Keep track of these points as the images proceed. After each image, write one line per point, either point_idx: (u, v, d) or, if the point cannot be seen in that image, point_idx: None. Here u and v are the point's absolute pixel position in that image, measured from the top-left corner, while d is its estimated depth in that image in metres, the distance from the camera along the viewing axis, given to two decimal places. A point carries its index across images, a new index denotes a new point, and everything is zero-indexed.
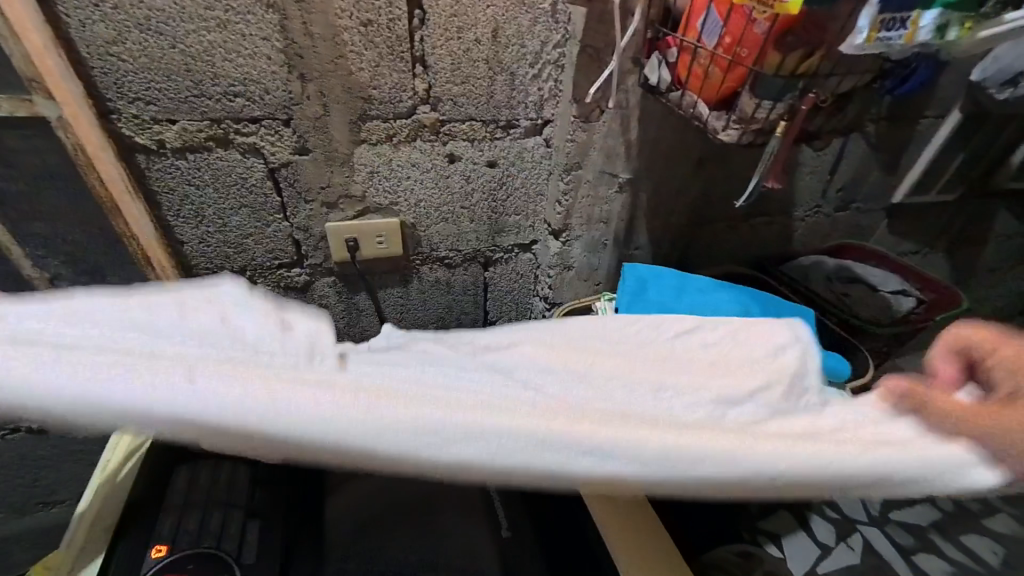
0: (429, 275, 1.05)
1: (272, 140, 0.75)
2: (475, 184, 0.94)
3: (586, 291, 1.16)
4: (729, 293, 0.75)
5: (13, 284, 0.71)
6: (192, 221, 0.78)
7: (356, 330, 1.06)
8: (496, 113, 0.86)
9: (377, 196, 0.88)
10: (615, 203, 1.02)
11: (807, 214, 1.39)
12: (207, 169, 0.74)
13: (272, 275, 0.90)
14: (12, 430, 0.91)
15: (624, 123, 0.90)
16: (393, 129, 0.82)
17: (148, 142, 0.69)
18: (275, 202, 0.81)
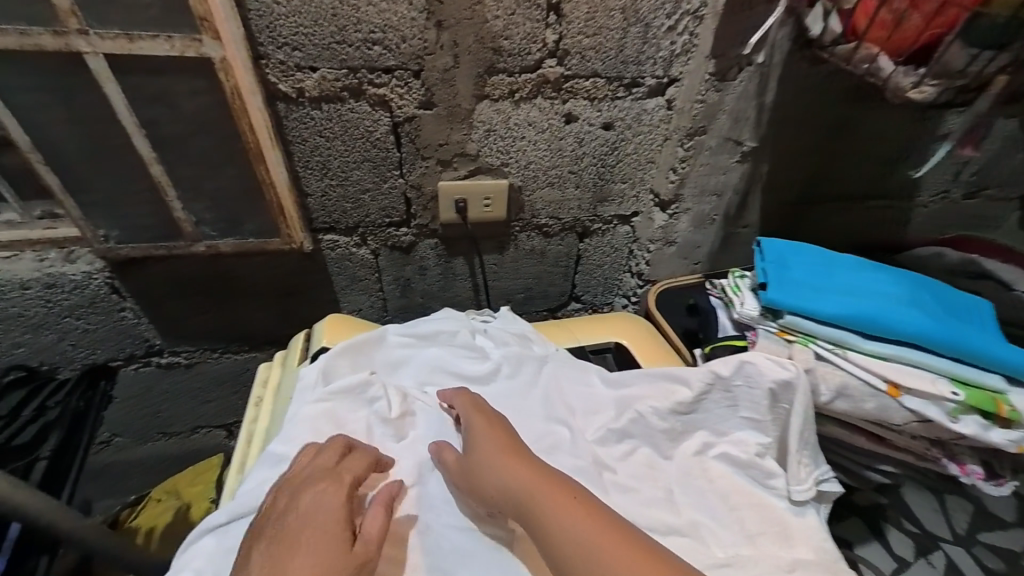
0: (525, 243, 1.02)
1: (401, 93, 0.74)
2: (587, 148, 0.90)
3: (684, 269, 1.10)
4: (887, 274, 0.66)
5: (164, 226, 0.75)
6: (317, 173, 0.79)
7: (449, 295, 1.06)
8: (622, 69, 0.81)
9: (490, 157, 0.86)
10: (732, 173, 0.95)
11: (933, 199, 1.16)
12: (338, 121, 0.74)
13: (381, 233, 0.91)
14: (143, 365, 0.98)
15: (762, 84, 0.82)
16: (516, 85, 0.78)
17: (290, 90, 0.69)
18: (395, 157, 0.81)
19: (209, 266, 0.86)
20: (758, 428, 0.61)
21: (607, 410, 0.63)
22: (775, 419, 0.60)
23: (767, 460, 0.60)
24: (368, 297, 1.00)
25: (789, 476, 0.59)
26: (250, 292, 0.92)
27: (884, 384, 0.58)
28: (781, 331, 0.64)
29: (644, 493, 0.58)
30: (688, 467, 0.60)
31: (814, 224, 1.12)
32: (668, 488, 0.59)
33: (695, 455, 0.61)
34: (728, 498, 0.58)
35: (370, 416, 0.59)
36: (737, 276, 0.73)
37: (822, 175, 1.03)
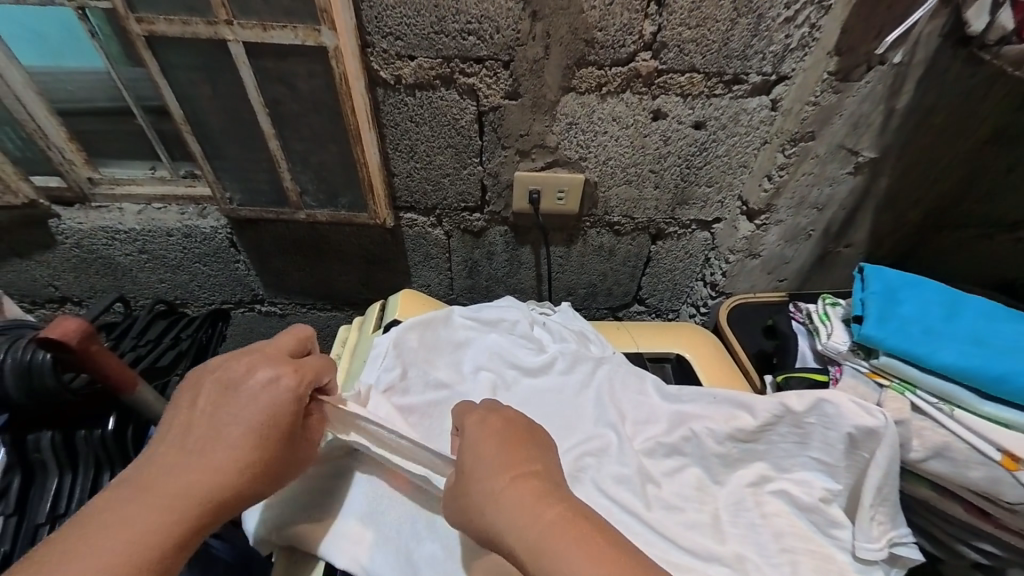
0: (594, 239, 1.01)
1: (488, 83, 0.76)
2: (672, 147, 0.85)
3: (766, 285, 1.01)
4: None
5: (276, 195, 0.87)
6: (404, 156, 0.84)
7: (513, 281, 1.08)
8: (724, 65, 0.75)
9: (569, 149, 0.85)
10: (841, 186, 0.84)
11: None
12: (428, 108, 0.78)
13: (455, 216, 0.95)
14: (249, 310, 1.15)
15: (894, 86, 0.72)
16: (605, 78, 0.76)
17: (389, 77, 0.74)
18: (476, 144, 0.83)
19: (308, 231, 0.97)
20: (828, 471, 0.56)
21: (658, 424, 0.62)
22: (850, 465, 0.55)
23: (831, 508, 0.55)
24: (438, 275, 1.06)
25: (858, 531, 0.53)
26: (338, 258, 1.02)
27: (997, 452, 0.49)
28: (874, 372, 0.57)
29: (687, 514, 0.56)
30: (739, 496, 0.57)
31: (939, 251, 0.96)
32: (715, 514, 0.56)
33: (749, 486, 0.58)
34: (783, 539, 0.54)
35: (433, 391, 0.65)
36: (828, 303, 0.66)
37: (959, 195, 0.88)
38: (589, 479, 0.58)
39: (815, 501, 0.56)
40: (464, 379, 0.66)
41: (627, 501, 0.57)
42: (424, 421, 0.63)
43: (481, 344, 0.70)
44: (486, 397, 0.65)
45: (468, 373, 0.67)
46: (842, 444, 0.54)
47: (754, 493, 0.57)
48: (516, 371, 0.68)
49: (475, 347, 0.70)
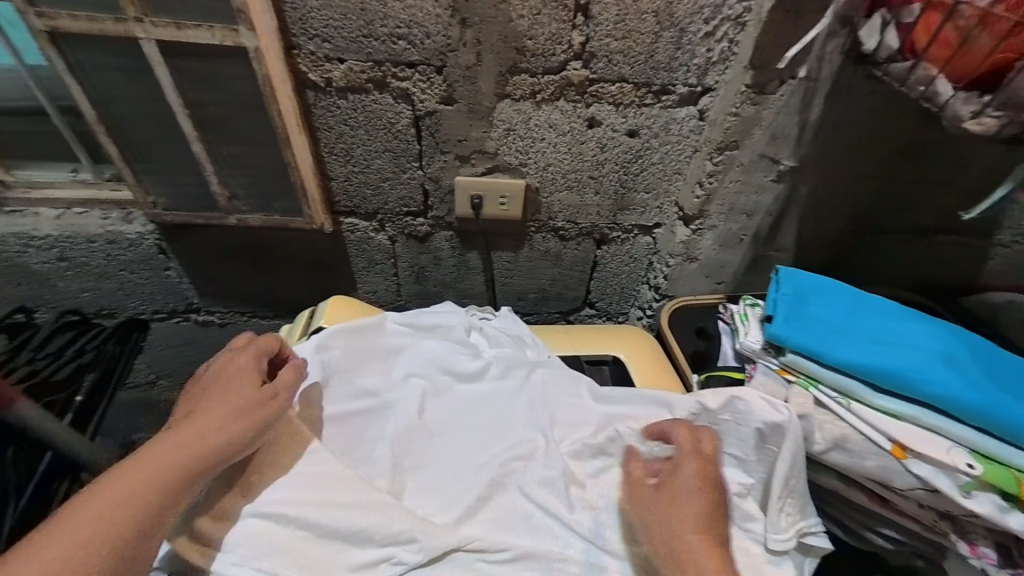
0: (541, 244, 1.02)
1: (423, 87, 0.76)
2: (609, 154, 0.87)
3: (706, 288, 1.04)
4: (920, 323, 0.60)
5: (203, 200, 0.83)
6: (341, 159, 0.83)
7: (462, 287, 1.07)
8: (652, 76, 0.78)
9: (509, 155, 0.86)
10: (767, 193, 0.88)
11: (1014, 240, 0.95)
12: (362, 111, 0.77)
13: (398, 221, 0.94)
14: (185, 319, 1.09)
15: (807, 99, 0.76)
16: (539, 85, 0.78)
17: (319, 79, 0.73)
18: (414, 149, 0.83)
19: (245, 237, 0.94)
20: (743, 467, 0.58)
21: (587, 426, 0.62)
22: (761, 460, 0.57)
23: (745, 502, 0.57)
24: (384, 281, 1.04)
25: (768, 524, 0.55)
26: (279, 264, 0.99)
27: (889, 443, 0.53)
28: (783, 369, 0.59)
29: (610, 515, 0.57)
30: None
31: (862, 254, 1.02)
32: (638, 513, 0.57)
33: None
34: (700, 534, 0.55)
35: (358, 400, 0.63)
36: (749, 304, 0.69)
37: (876, 202, 0.93)
38: (513, 485, 0.58)
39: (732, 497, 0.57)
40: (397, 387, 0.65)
41: (552, 504, 0.57)
42: (353, 430, 0.61)
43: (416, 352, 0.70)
44: (415, 404, 0.64)
45: (402, 379, 0.66)
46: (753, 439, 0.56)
47: None
48: (452, 376, 0.68)
49: (410, 353, 0.69)
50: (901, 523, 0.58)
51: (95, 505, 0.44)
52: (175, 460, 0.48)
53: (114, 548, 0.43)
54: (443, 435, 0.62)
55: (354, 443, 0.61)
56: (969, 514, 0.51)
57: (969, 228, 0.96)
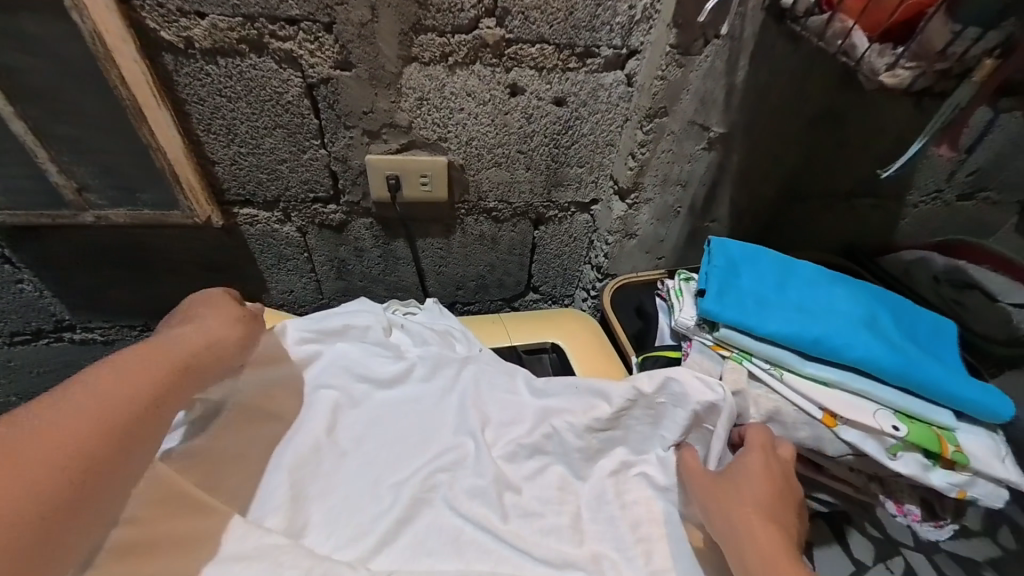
0: (473, 228, 0.94)
1: (311, 49, 0.64)
2: (535, 126, 0.80)
3: (647, 264, 1.02)
4: (846, 288, 0.60)
5: (47, 193, 0.68)
6: (222, 139, 0.70)
7: (392, 280, 0.98)
8: (573, 36, 0.71)
9: (425, 129, 0.76)
10: (699, 162, 0.86)
11: (922, 201, 1.01)
12: (239, 79, 0.65)
13: (306, 209, 0.82)
14: (57, 340, 0.92)
15: (732, 61, 0.73)
16: (449, 47, 0.69)
17: (175, 39, 0.60)
18: (312, 124, 0.72)
19: (116, 237, 0.79)
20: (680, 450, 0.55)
21: (521, 424, 0.57)
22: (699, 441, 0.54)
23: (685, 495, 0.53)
24: (300, 279, 0.92)
25: None
26: (167, 268, 0.85)
27: (820, 411, 0.51)
28: (718, 345, 0.56)
29: (546, 519, 0.52)
30: (602, 489, 0.54)
31: (792, 221, 1.04)
32: (576, 513, 0.53)
33: (612, 475, 0.55)
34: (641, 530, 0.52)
35: (258, 423, 0.55)
36: (684, 279, 0.66)
37: (802, 168, 0.94)
38: (438, 501, 0.52)
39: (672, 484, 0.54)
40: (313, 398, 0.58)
41: (482, 515, 0.51)
42: (251, 458, 0.53)
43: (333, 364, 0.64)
44: (325, 420, 0.56)
45: (317, 391, 0.58)
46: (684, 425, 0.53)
47: (615, 484, 0.55)
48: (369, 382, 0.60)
49: (321, 360, 0.61)
50: (836, 489, 0.58)
51: (56, 420, 0.39)
52: (139, 385, 0.44)
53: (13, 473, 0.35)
54: (356, 455, 0.55)
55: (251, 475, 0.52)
56: (897, 475, 0.51)
57: (885, 190, 1.00)
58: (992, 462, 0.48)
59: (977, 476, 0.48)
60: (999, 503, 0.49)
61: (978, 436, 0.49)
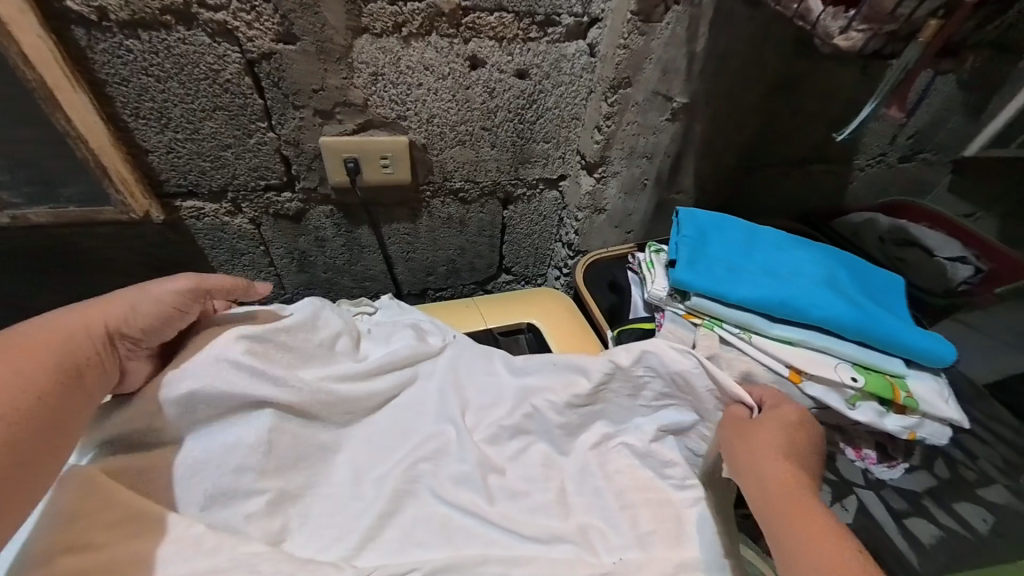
0: (440, 211, 0.91)
1: (248, 20, 0.59)
2: (499, 100, 0.78)
3: (617, 239, 1.02)
4: (807, 251, 0.62)
5: None
6: (154, 124, 0.63)
7: (359, 269, 0.94)
8: (532, 3, 0.68)
9: (382, 107, 0.72)
10: (663, 134, 0.86)
11: (869, 163, 1.07)
12: (167, 55, 0.58)
13: (258, 199, 0.76)
14: None
15: (692, 28, 0.73)
16: (402, 16, 0.64)
17: (85, 9, 0.53)
18: (257, 105, 0.66)
19: (39, 239, 0.71)
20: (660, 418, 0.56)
21: (502, 407, 0.57)
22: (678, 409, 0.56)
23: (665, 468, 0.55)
24: (258, 274, 0.87)
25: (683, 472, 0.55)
26: (103, 270, 0.77)
27: (787, 369, 0.53)
28: (690, 313, 0.57)
29: (532, 498, 0.53)
30: (585, 463, 0.55)
31: (752, 189, 1.07)
32: (561, 488, 0.54)
33: (594, 449, 0.56)
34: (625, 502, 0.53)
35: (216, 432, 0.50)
36: (654, 251, 0.66)
37: (760, 136, 0.96)
38: (423, 492, 0.52)
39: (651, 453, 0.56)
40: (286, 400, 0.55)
41: (468, 501, 0.51)
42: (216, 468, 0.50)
43: None
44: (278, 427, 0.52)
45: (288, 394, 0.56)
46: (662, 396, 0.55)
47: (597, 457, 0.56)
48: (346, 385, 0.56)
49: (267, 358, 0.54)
50: None
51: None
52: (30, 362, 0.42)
53: None
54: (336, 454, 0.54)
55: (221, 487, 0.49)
56: (856, 423, 0.54)
57: (835, 155, 1.04)
58: (936, 403, 0.52)
59: (925, 417, 0.52)
60: (943, 439, 0.53)
61: (926, 380, 0.53)
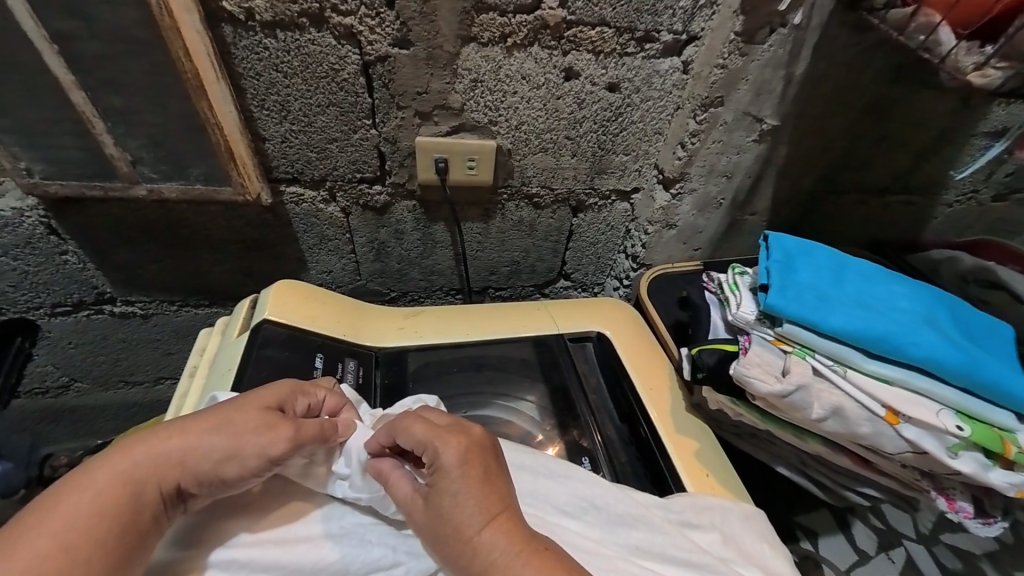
0: (513, 213, 0.93)
1: (371, 25, 0.63)
2: (587, 111, 0.79)
3: (683, 255, 1.01)
4: (906, 286, 0.60)
5: (98, 165, 0.68)
6: (276, 116, 0.70)
7: (428, 263, 0.98)
8: (635, 20, 0.70)
9: (476, 112, 0.75)
10: (747, 154, 0.84)
11: None
12: (297, 54, 0.64)
13: (352, 189, 0.81)
14: (96, 313, 0.92)
15: (794, 51, 0.71)
16: (510, 28, 0.67)
17: (236, 10, 0.59)
18: (366, 104, 0.71)
19: (161, 212, 0.78)
20: (746, 532, 0.54)
21: (594, 498, 0.53)
22: (751, 531, 0.54)
23: (728, 509, 0.55)
24: (339, 259, 0.92)
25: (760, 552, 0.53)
26: (208, 244, 0.85)
27: (882, 408, 0.52)
28: (777, 339, 0.57)
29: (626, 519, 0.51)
30: (676, 504, 0.55)
31: (827, 216, 1.01)
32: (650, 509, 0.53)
33: (684, 496, 0.56)
34: (700, 533, 0.53)
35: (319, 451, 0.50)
36: (737, 273, 0.66)
37: (842, 161, 0.92)
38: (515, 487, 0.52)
39: (733, 545, 0.53)
40: (347, 427, 0.53)
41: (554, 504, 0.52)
42: (282, 489, 0.50)
43: (388, 352, 0.69)
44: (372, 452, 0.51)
45: (354, 418, 0.55)
46: (734, 508, 0.56)
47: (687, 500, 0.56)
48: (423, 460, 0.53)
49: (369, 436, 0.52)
50: (881, 484, 0.60)
51: (135, 462, 0.44)
52: (186, 439, 0.46)
53: (96, 519, 0.40)
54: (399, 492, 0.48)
55: (276, 513, 0.48)
56: (953, 472, 0.52)
57: (920, 187, 0.98)
58: None
59: None
60: None
61: None
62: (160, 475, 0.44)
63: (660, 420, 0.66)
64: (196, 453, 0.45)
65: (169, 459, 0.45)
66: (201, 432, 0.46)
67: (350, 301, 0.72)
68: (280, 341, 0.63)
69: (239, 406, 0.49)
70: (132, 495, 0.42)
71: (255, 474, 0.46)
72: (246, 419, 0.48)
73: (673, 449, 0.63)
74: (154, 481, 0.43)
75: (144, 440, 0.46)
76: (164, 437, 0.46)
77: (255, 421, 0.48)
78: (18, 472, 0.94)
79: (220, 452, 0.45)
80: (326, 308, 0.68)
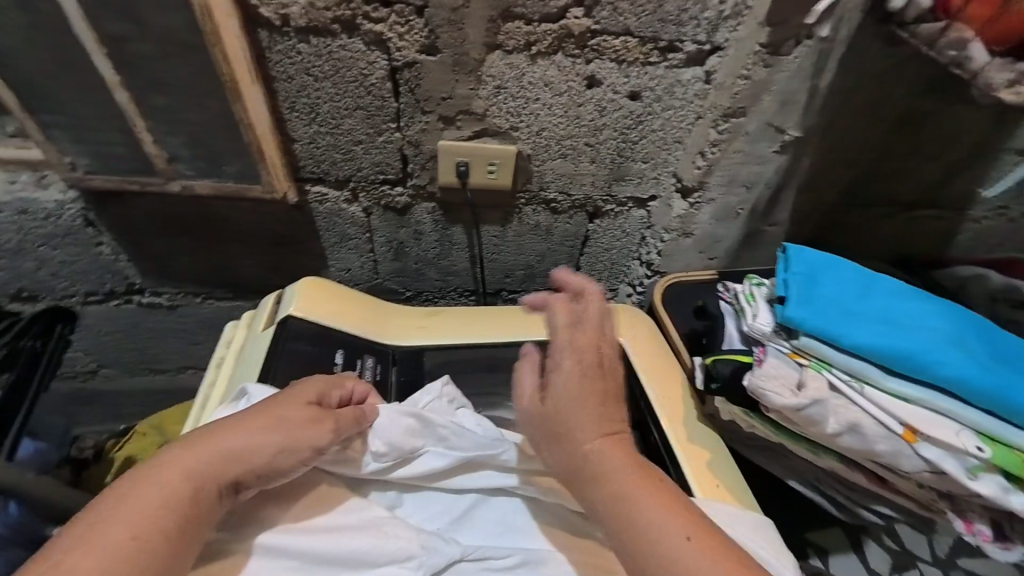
0: (530, 217, 0.94)
1: (400, 32, 0.65)
2: (608, 119, 0.80)
3: (699, 264, 1.00)
4: (929, 303, 0.59)
5: (138, 161, 0.71)
6: (305, 117, 0.72)
7: (445, 263, 0.99)
8: (658, 30, 0.70)
9: (498, 117, 0.76)
10: (769, 165, 0.84)
11: (984, 215, 0.98)
12: (327, 59, 0.66)
13: (374, 190, 0.83)
14: (126, 302, 0.96)
15: (819, 63, 0.71)
16: (535, 36, 0.68)
17: (273, 16, 0.61)
18: (392, 107, 0.73)
19: (193, 207, 0.81)
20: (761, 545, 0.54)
21: None
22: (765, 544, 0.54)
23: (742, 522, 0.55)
24: (359, 257, 0.94)
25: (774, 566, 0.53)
26: (236, 240, 0.88)
27: (901, 427, 0.51)
28: (795, 353, 0.57)
29: None
30: None
31: (849, 229, 1.00)
32: None
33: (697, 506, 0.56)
34: None
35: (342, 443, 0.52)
36: (755, 284, 0.66)
37: (867, 174, 0.91)
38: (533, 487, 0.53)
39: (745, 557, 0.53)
40: (372, 412, 0.54)
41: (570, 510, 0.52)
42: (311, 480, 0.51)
43: (405, 351, 0.70)
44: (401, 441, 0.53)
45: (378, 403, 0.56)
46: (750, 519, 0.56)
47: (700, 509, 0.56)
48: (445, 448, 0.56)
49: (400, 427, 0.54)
50: (898, 503, 0.59)
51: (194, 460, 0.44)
52: (241, 437, 0.46)
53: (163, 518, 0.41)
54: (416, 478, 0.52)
55: (298, 502, 0.50)
56: (974, 495, 0.51)
57: (947, 202, 0.96)
58: None
59: None
60: None
61: None
62: (220, 473, 0.44)
63: (673, 429, 0.66)
64: (251, 450, 0.46)
65: (225, 457, 0.45)
66: (257, 429, 0.47)
67: (371, 297, 0.73)
68: (302, 336, 0.64)
69: (287, 401, 0.50)
70: (195, 494, 0.43)
71: (303, 463, 0.48)
72: (295, 414, 0.49)
73: (685, 459, 0.63)
74: (215, 480, 0.44)
75: (199, 436, 0.46)
76: (219, 435, 0.46)
77: (302, 416, 0.49)
78: (50, 451, 0.98)
79: (275, 448, 0.47)
80: (347, 306, 0.70)
